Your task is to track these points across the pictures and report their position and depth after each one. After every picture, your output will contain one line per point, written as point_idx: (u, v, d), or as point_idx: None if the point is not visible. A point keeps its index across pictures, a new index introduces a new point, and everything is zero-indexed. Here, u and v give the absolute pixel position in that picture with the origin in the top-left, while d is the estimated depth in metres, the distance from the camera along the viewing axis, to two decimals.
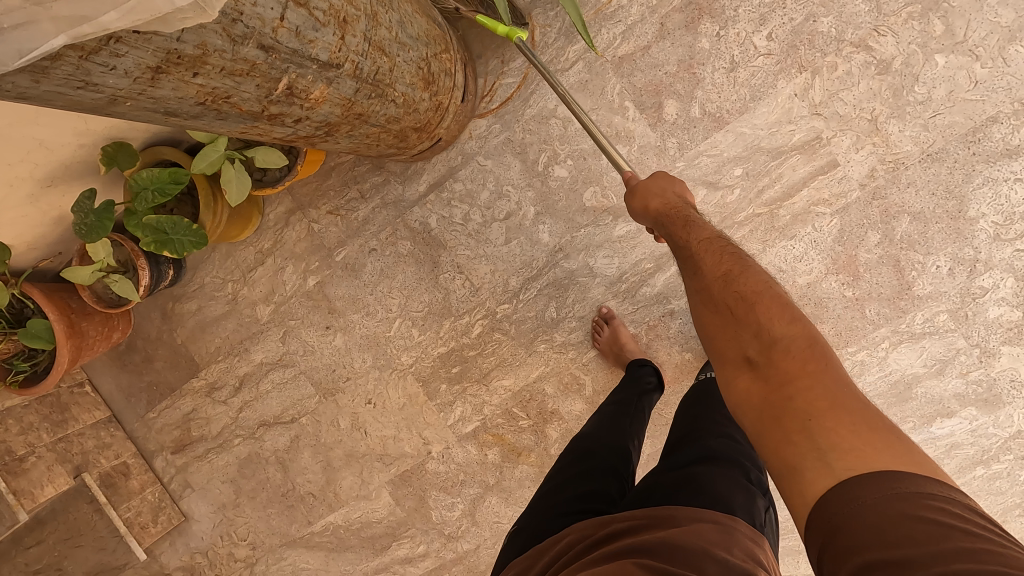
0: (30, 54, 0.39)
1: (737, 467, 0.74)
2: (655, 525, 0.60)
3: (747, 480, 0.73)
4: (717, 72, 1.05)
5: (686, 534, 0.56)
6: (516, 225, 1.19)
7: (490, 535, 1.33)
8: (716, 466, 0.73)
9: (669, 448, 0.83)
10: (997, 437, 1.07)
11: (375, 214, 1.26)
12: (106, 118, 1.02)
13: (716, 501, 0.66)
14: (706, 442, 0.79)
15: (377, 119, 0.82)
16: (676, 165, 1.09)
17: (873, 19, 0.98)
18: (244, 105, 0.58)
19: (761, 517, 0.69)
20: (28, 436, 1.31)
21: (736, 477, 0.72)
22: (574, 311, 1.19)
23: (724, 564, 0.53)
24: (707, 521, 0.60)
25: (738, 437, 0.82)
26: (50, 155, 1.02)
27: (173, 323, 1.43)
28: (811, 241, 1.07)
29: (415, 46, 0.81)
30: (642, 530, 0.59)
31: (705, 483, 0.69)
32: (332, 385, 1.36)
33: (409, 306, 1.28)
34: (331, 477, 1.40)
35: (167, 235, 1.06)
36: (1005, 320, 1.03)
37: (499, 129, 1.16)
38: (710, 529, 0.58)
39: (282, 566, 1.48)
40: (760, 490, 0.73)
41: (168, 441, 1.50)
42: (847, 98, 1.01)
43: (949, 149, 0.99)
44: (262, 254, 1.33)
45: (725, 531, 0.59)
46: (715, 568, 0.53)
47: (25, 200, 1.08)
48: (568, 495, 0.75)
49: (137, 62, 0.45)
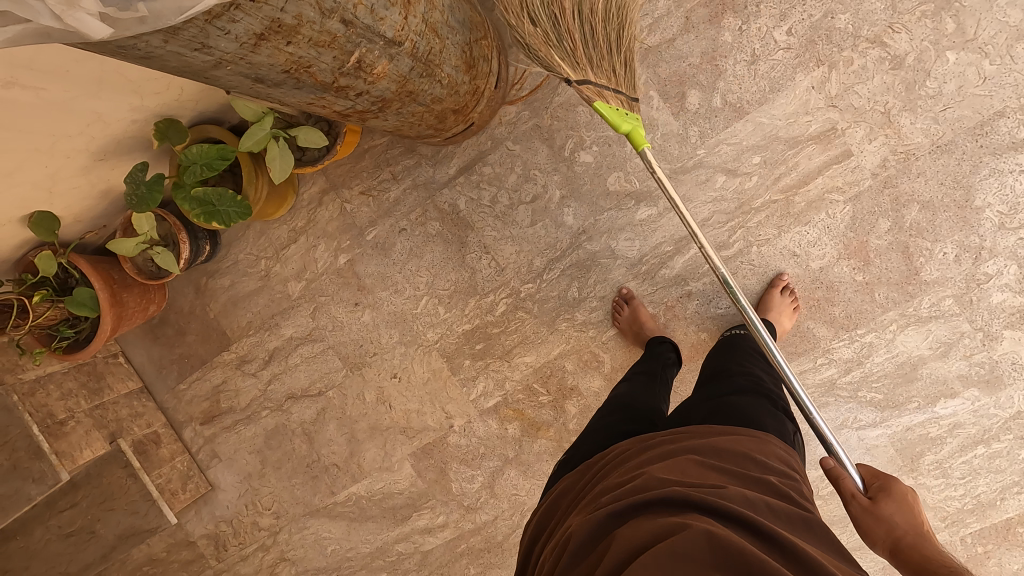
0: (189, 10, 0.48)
1: (764, 399, 0.82)
2: (699, 433, 0.71)
3: (775, 409, 0.81)
4: (739, 64, 1.11)
5: (729, 444, 0.68)
6: (542, 208, 1.25)
7: (508, 507, 1.39)
8: (748, 397, 0.81)
9: (700, 389, 0.91)
10: (998, 417, 1.12)
11: (407, 195, 1.31)
12: (160, 95, 1.08)
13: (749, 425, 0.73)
14: (735, 380, 0.86)
15: (424, 98, 0.88)
16: (697, 153, 1.15)
17: (889, 16, 1.04)
18: (320, 75, 0.65)
19: (790, 440, 0.77)
20: (67, 401, 1.37)
21: (764, 407, 0.80)
22: (595, 291, 1.25)
23: (763, 465, 0.65)
24: (745, 435, 0.70)
25: (764, 376, 0.90)
26: (106, 128, 1.08)
27: (206, 298, 1.48)
28: (824, 227, 1.12)
29: (461, 30, 0.86)
30: (686, 438, 0.70)
31: (737, 411, 0.77)
32: (359, 359, 1.41)
33: (436, 284, 1.34)
34: (355, 449, 1.46)
35: (214, 207, 1.12)
36: (1007, 305, 1.08)
37: (528, 116, 1.22)
38: (749, 440, 0.69)
39: (305, 535, 1.54)
40: (788, 418, 0.81)
41: (197, 412, 1.55)
42: (862, 91, 1.07)
43: (958, 142, 1.05)
44: (295, 232, 1.39)
45: (763, 444, 0.70)
46: (757, 467, 0.65)
47: (79, 171, 1.13)
48: (612, 431, 0.82)
49: (246, 29, 0.53)
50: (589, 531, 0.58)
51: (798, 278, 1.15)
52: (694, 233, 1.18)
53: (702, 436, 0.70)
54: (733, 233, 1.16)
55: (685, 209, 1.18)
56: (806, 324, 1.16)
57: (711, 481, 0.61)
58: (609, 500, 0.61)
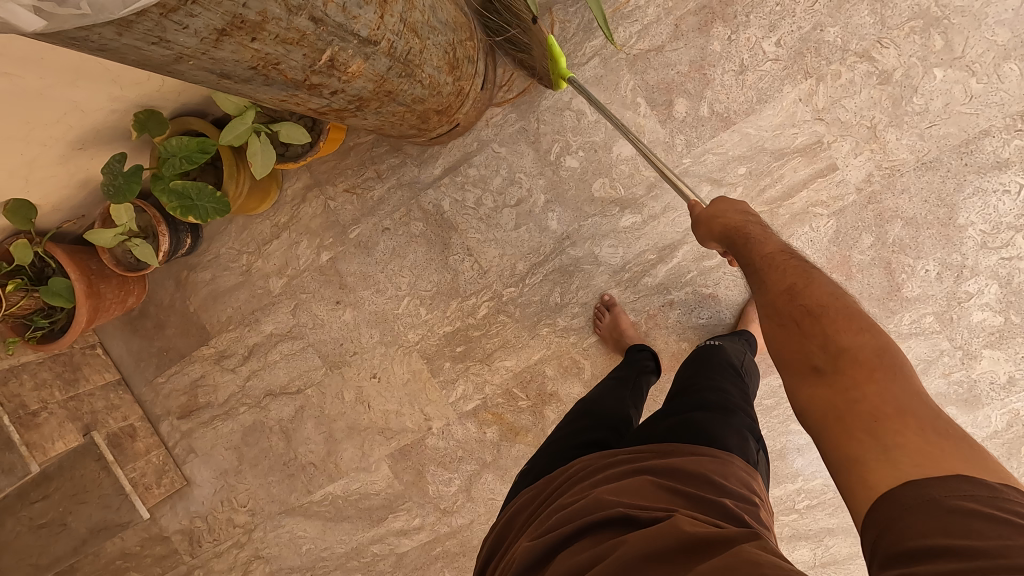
0: (133, 4, 0.46)
1: (731, 413, 0.81)
2: (661, 453, 0.70)
3: (742, 424, 0.80)
4: (727, 74, 1.10)
5: (683, 464, 0.66)
6: (526, 212, 1.24)
7: (484, 511, 1.38)
8: (714, 412, 0.80)
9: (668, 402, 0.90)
10: (975, 436, 1.12)
11: (391, 194, 1.30)
12: (140, 86, 1.07)
13: (712, 442, 0.73)
14: (703, 394, 0.85)
15: (403, 98, 0.86)
16: (683, 162, 1.14)
17: (878, 31, 1.03)
18: (290, 72, 0.64)
19: (754, 457, 0.76)
20: (41, 392, 1.35)
21: (730, 421, 0.79)
22: (577, 298, 1.24)
23: (720, 487, 0.64)
24: (707, 454, 0.69)
25: (735, 391, 0.88)
26: (85, 117, 1.07)
27: (187, 291, 1.47)
28: (808, 240, 1.12)
29: (443, 30, 0.85)
30: (642, 461, 0.69)
31: (702, 426, 0.76)
32: (339, 358, 1.40)
33: (418, 285, 1.32)
34: (333, 448, 1.45)
35: (192, 200, 1.11)
36: (988, 325, 1.08)
37: (515, 119, 1.21)
38: (710, 461, 0.68)
39: (280, 533, 1.52)
40: (753, 436, 0.80)
41: (174, 406, 1.54)
42: (849, 105, 1.06)
43: (942, 159, 1.05)
44: (277, 228, 1.37)
45: (722, 463, 0.68)
46: (714, 489, 0.63)
47: (56, 160, 1.12)
48: (575, 442, 0.81)
49: (207, 24, 0.52)
50: (532, 558, 0.58)
51: None
52: (678, 241, 1.17)
53: (662, 456, 0.69)
54: None
55: (669, 218, 1.17)
56: None
57: (658, 504, 0.60)
58: (551, 525, 0.60)
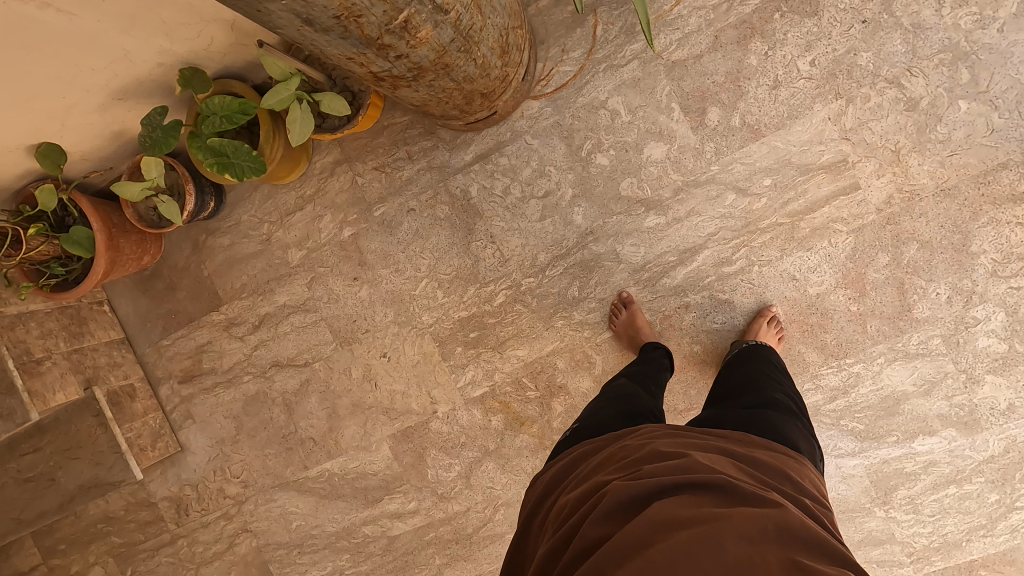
0: None
1: (791, 413, 0.86)
2: (740, 441, 0.74)
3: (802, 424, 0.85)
4: (761, 88, 1.14)
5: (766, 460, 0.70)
6: (552, 204, 1.26)
7: (481, 500, 1.38)
8: (777, 412, 0.85)
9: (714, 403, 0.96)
10: (972, 460, 1.14)
11: (420, 175, 1.32)
12: (189, 42, 1.08)
13: (780, 438, 0.78)
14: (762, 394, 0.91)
15: (457, 74, 0.89)
16: (711, 168, 1.18)
17: (908, 59, 1.08)
18: (368, 26, 0.66)
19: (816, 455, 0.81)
20: (46, 341, 1.34)
21: (792, 421, 0.84)
22: (595, 293, 1.26)
23: (797, 485, 0.68)
24: (782, 450, 0.74)
25: (791, 393, 0.94)
26: (131, 68, 1.08)
27: (203, 255, 1.46)
28: (825, 255, 1.15)
29: (502, 13, 0.88)
30: (727, 447, 0.73)
31: (768, 422, 0.81)
32: (350, 334, 1.40)
33: (438, 268, 1.33)
34: (334, 424, 1.44)
35: (229, 159, 1.11)
36: (992, 351, 1.11)
37: (550, 113, 1.23)
38: (786, 458, 0.72)
39: (271, 507, 1.51)
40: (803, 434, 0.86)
41: (176, 370, 1.52)
42: (876, 128, 1.10)
43: (961, 187, 1.09)
44: (302, 199, 1.38)
45: (795, 461, 0.73)
46: (791, 485, 0.68)
47: (95, 107, 1.13)
48: (622, 416, 0.89)
49: None
50: (626, 499, 0.61)
51: (794, 301, 1.17)
52: (699, 246, 1.20)
53: (743, 445, 0.73)
54: (736, 251, 1.19)
55: (692, 222, 1.20)
56: (797, 347, 1.18)
57: (747, 482, 0.64)
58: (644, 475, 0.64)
